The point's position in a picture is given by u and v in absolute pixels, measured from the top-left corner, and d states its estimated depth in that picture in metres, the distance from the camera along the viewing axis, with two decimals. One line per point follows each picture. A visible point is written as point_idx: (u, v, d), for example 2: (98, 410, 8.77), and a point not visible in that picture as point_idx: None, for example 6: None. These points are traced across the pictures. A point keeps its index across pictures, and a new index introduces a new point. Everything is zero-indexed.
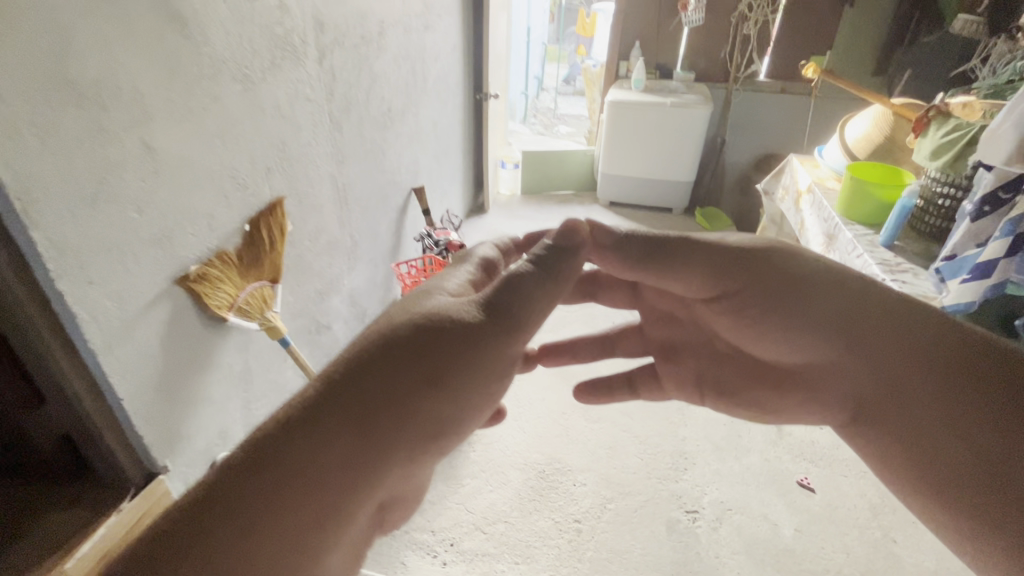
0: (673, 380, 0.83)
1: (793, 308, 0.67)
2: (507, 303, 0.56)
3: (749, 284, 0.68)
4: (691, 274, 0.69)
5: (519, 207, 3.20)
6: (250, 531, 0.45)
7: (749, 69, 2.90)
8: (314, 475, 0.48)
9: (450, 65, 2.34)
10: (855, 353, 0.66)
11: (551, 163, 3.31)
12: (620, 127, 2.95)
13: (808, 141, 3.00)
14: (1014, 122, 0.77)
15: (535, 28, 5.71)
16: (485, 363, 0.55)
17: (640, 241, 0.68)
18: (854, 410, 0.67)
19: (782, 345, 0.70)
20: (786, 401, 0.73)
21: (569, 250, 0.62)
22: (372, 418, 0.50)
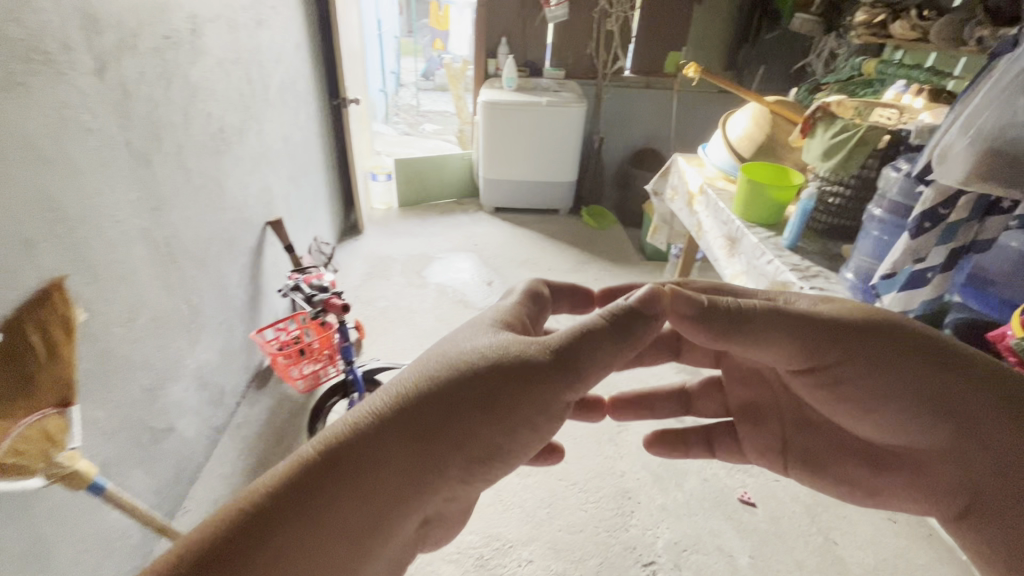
0: (756, 446, 0.78)
1: (887, 384, 0.59)
2: (573, 352, 0.58)
3: (839, 356, 0.61)
4: (775, 347, 0.62)
5: (399, 222, 2.89)
6: (311, 531, 0.49)
7: (616, 65, 2.91)
8: (373, 486, 0.53)
9: (296, 68, 1.95)
10: (963, 439, 0.56)
11: (428, 171, 3.04)
12: (497, 129, 2.77)
13: (675, 134, 3.12)
14: (968, 143, 0.70)
15: (385, 20, 5.29)
16: (537, 401, 0.58)
17: (722, 316, 0.60)
18: (964, 504, 0.57)
19: (877, 423, 0.63)
20: (882, 482, 0.65)
21: (650, 320, 0.60)
22: (434, 437, 0.55)
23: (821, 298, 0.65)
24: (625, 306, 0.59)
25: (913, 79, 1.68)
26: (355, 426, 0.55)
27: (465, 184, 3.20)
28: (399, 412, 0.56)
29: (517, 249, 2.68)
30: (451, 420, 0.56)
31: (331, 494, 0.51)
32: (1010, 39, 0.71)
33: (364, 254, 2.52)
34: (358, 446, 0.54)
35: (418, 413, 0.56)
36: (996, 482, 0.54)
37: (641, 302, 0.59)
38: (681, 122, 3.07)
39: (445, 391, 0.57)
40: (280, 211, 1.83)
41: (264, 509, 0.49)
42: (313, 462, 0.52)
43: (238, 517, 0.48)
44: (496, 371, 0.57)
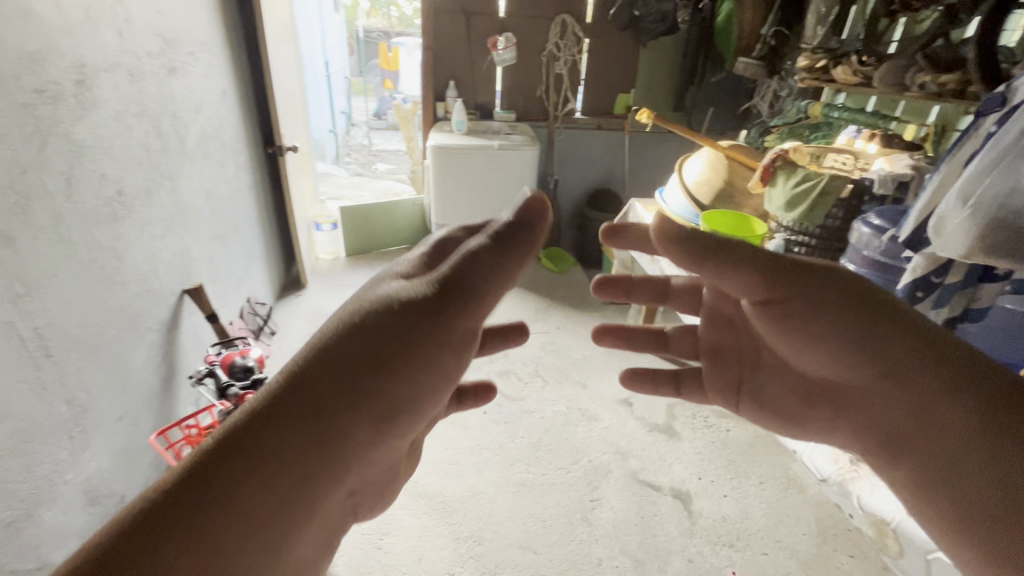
0: (712, 391, 0.64)
1: (838, 320, 0.49)
2: (455, 284, 0.44)
3: (803, 292, 0.50)
4: (748, 284, 0.50)
5: (347, 273, 2.70)
6: (205, 524, 0.39)
7: (567, 107, 2.89)
8: (270, 468, 0.41)
9: (221, 117, 1.78)
10: (890, 377, 0.48)
11: (376, 217, 2.88)
12: (448, 174, 2.67)
13: (629, 173, 3.09)
14: (971, 216, 0.61)
15: (334, 61, 5.20)
16: (428, 345, 0.45)
17: (702, 242, 0.47)
18: (890, 438, 0.50)
19: (827, 362, 0.52)
20: (822, 422, 0.56)
21: (529, 231, 0.46)
22: (322, 403, 0.43)
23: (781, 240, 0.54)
24: (500, 226, 0.46)
25: (859, 122, 1.70)
26: (239, 419, 0.42)
27: (418, 229, 3.06)
28: (285, 387, 0.43)
29: None
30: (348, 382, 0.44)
31: (226, 493, 0.40)
32: (998, 95, 0.64)
33: (307, 311, 2.32)
34: (243, 432, 0.41)
35: (314, 380, 0.43)
36: (925, 422, 0.47)
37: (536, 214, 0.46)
38: (633, 162, 3.06)
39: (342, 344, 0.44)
40: (202, 275, 1.63)
41: (138, 531, 0.38)
42: (208, 458, 0.41)
43: (121, 533, 0.38)
44: (400, 324, 0.44)
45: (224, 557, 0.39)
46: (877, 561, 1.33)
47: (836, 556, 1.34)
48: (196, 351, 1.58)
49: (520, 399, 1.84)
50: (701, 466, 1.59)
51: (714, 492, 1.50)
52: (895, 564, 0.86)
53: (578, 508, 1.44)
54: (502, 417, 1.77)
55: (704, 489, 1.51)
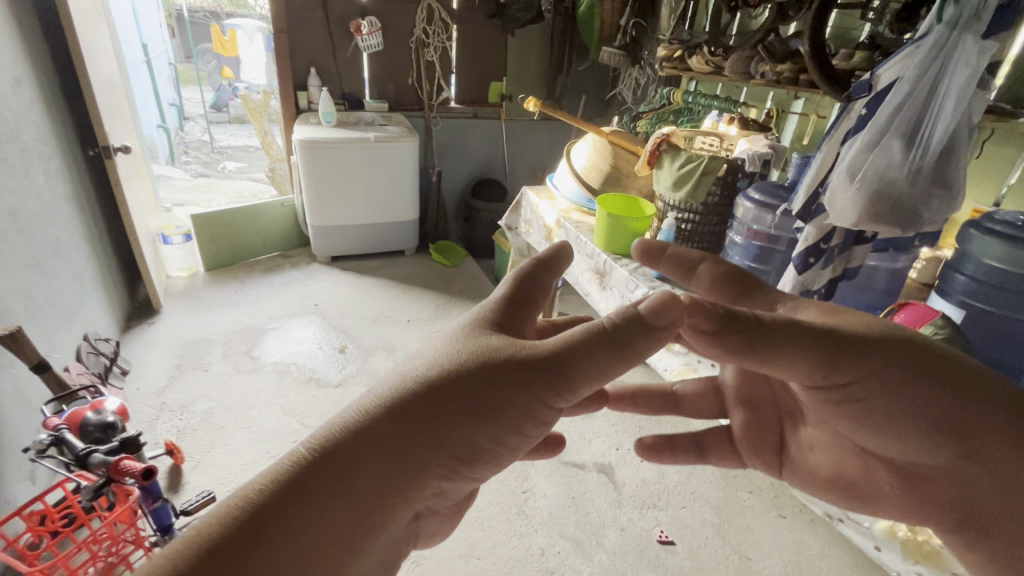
0: (750, 451, 0.70)
1: (908, 403, 0.50)
2: (565, 363, 0.50)
3: (864, 374, 0.50)
4: (799, 369, 0.50)
5: (211, 290, 2.35)
6: (292, 528, 0.43)
7: (441, 96, 2.81)
8: (341, 499, 0.46)
9: (15, 111, 1.40)
10: (976, 462, 0.49)
11: (238, 223, 2.53)
12: (320, 170, 2.44)
13: (509, 160, 3.12)
14: (859, 189, 0.77)
15: (154, 44, 4.45)
16: (522, 407, 0.51)
17: (743, 327, 0.47)
18: (961, 512, 0.53)
19: (885, 437, 0.54)
20: (881, 491, 0.58)
21: (653, 331, 0.50)
22: (415, 431, 0.49)
23: (825, 308, 0.54)
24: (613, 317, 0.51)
25: (715, 107, 1.88)
26: (335, 434, 0.48)
27: (291, 232, 2.77)
28: (378, 413, 0.49)
29: (366, 302, 2.37)
30: (416, 440, 0.49)
31: (312, 501, 0.45)
32: (865, 83, 0.79)
33: (166, 339, 1.97)
34: (341, 451, 0.47)
35: (395, 419, 0.49)
36: (1005, 495, 0.49)
37: (650, 313, 0.50)
38: (511, 150, 3.09)
39: (418, 398, 0.50)
40: (13, 315, 1.28)
41: (232, 531, 0.42)
42: (301, 468, 0.46)
43: (229, 526, 0.42)
44: (502, 380, 0.51)
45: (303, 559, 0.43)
46: (770, 492, 1.51)
47: (739, 495, 1.50)
48: (23, 412, 1.25)
49: None
50: (617, 437, 1.68)
51: (633, 459, 1.59)
52: (802, 494, 0.99)
53: (512, 504, 1.42)
54: None
55: (623, 459, 1.60)
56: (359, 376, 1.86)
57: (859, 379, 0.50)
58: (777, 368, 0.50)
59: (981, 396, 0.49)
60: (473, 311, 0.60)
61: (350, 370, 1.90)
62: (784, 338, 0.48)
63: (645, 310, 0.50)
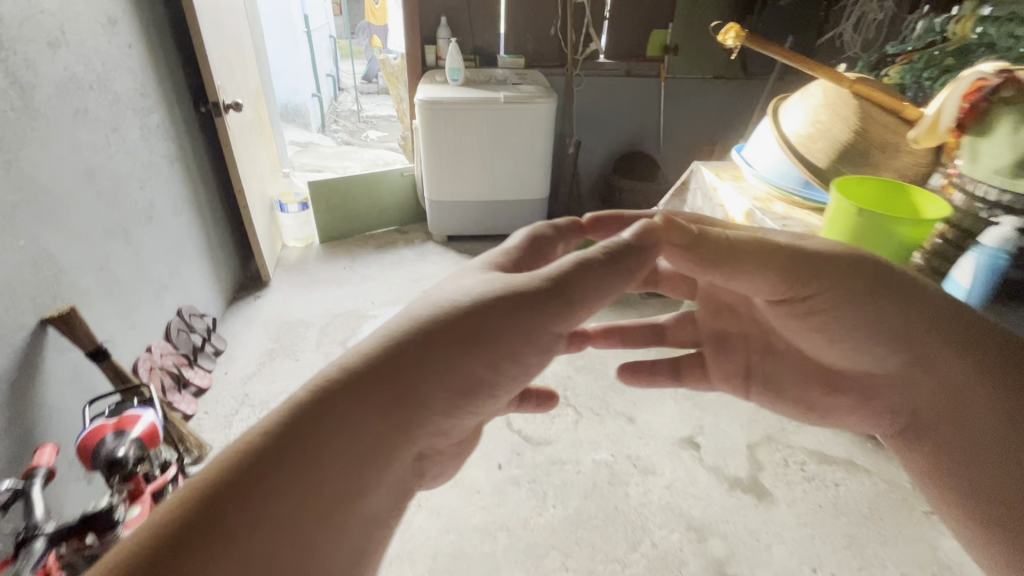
0: (720, 374, 0.68)
1: (856, 315, 0.55)
2: (569, 286, 0.48)
3: (827, 288, 0.54)
4: (767, 281, 0.55)
5: (322, 266, 2.18)
6: (277, 500, 0.36)
7: (589, 48, 2.30)
8: (335, 459, 0.39)
9: (105, 56, 1.23)
10: (916, 365, 0.55)
11: (355, 193, 2.33)
12: (441, 136, 2.11)
13: (665, 130, 2.51)
14: None
15: (314, 15, 4.55)
16: (524, 336, 0.47)
17: (711, 245, 0.53)
18: (905, 417, 0.58)
19: (849, 349, 0.58)
20: (838, 404, 0.61)
21: (645, 256, 0.51)
22: (401, 375, 0.42)
23: (796, 234, 0.57)
24: (609, 243, 0.50)
25: None
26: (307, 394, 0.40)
27: (408, 206, 2.51)
28: (356, 374, 0.41)
29: None
30: (403, 383, 0.42)
31: (296, 466, 0.37)
32: None
33: (266, 318, 1.81)
34: (329, 404, 0.39)
35: (380, 387, 0.42)
36: (942, 400, 0.55)
37: (635, 239, 0.51)
38: (668, 117, 2.48)
39: (414, 347, 0.43)
40: (83, 291, 1.13)
41: (193, 525, 0.34)
42: (277, 435, 0.38)
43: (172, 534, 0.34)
44: (513, 312, 0.46)
45: (310, 528, 0.38)
46: None
47: None
48: (78, 403, 1.09)
49: (546, 443, 1.35)
50: (812, 550, 1.12)
51: None
52: None
53: None
54: (522, 474, 1.28)
55: None
56: None
57: (818, 288, 0.55)
58: (741, 279, 0.55)
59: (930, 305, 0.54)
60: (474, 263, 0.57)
61: None
62: (743, 246, 0.53)
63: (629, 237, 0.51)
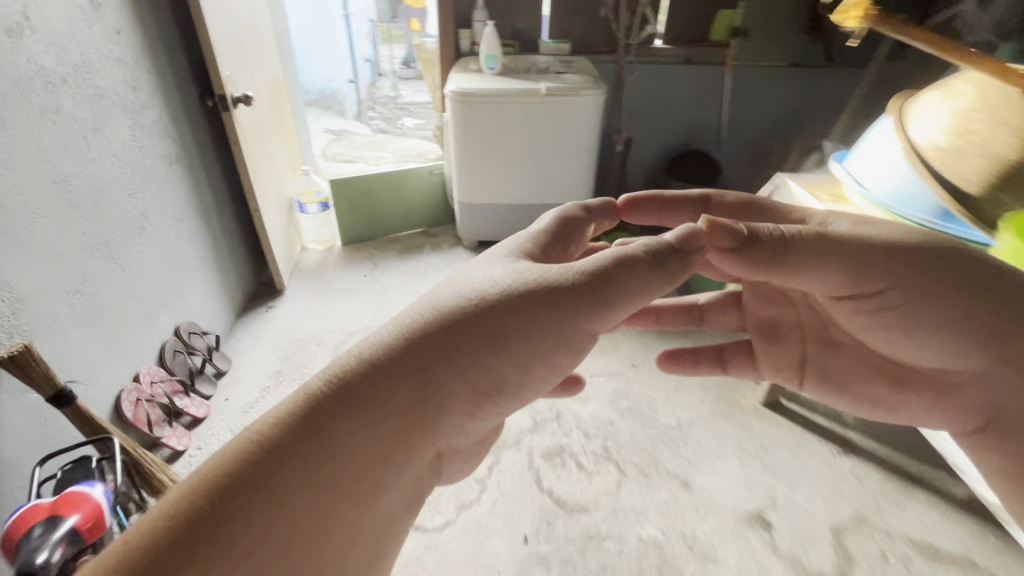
0: (771, 367, 0.75)
1: (940, 309, 0.55)
2: (608, 285, 0.49)
3: (896, 284, 0.55)
4: (829, 275, 0.55)
5: (341, 272, 2.01)
6: (317, 472, 0.40)
7: (644, 31, 2.01)
8: (356, 428, 0.42)
9: (86, 44, 1.07)
10: (999, 364, 0.56)
11: (380, 191, 2.15)
12: (474, 131, 1.89)
13: (728, 126, 2.20)
14: None
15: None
16: (564, 333, 0.49)
17: (764, 244, 0.52)
18: (986, 417, 0.60)
19: (918, 349, 0.60)
20: (907, 400, 0.65)
21: (686, 259, 0.51)
22: (450, 355, 0.46)
23: (864, 223, 0.59)
24: (653, 245, 0.51)
25: None
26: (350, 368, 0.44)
27: (437, 206, 2.30)
28: (395, 352, 0.45)
29: None
30: (455, 361, 0.46)
31: (335, 439, 0.41)
32: None
33: (277, 334, 1.66)
34: (364, 380, 0.43)
35: (435, 345, 0.46)
36: (1021, 398, 0.56)
37: (679, 241, 0.51)
38: (733, 111, 2.17)
39: (462, 327, 0.47)
40: (50, 322, 0.97)
41: (238, 480, 0.37)
42: (314, 407, 0.42)
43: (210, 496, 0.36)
44: (563, 302, 0.48)
45: (327, 497, 0.40)
46: None
47: None
48: (40, 453, 0.94)
49: (581, 511, 1.14)
50: None
51: None
52: None
53: None
54: (552, 551, 1.07)
55: None
56: None
57: (891, 280, 0.55)
58: (809, 276, 0.55)
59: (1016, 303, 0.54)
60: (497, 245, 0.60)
61: None
62: (811, 245, 0.54)
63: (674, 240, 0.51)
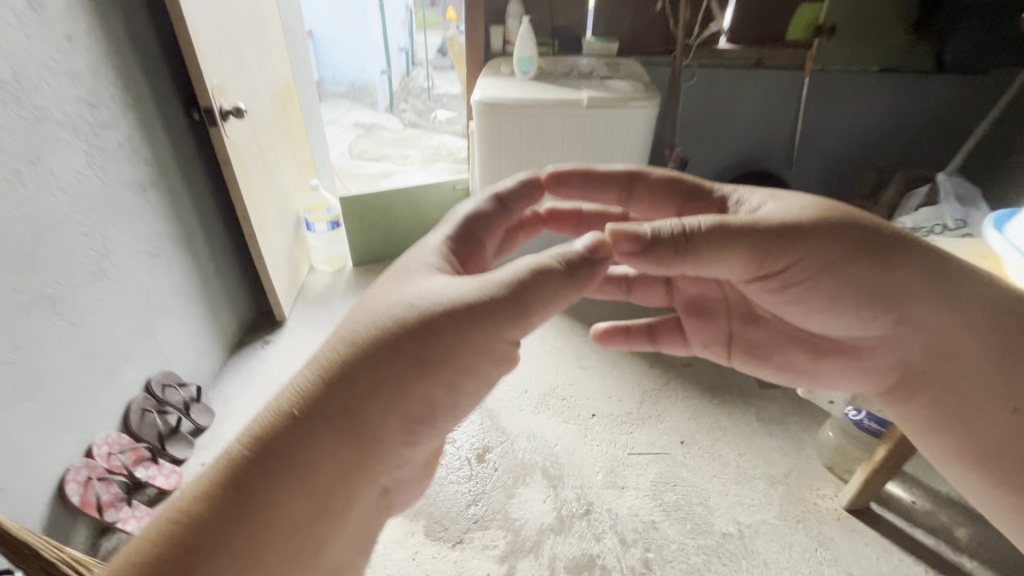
0: (699, 340, 0.84)
1: (844, 281, 0.64)
2: (526, 298, 0.50)
3: (797, 263, 0.65)
4: (731, 263, 0.66)
5: (351, 300, 1.81)
6: (290, 483, 0.43)
7: (708, 30, 1.70)
8: (331, 437, 0.45)
9: (24, 59, 0.87)
10: (901, 326, 0.66)
11: (397, 209, 1.93)
12: (503, 146, 1.63)
13: (802, 142, 1.87)
14: None
15: None
16: (481, 348, 0.51)
17: (672, 244, 0.64)
18: (901, 373, 0.70)
19: (834, 318, 0.70)
20: (828, 365, 0.75)
21: (598, 266, 0.53)
22: (392, 360, 0.48)
23: (780, 205, 0.67)
24: (566, 258, 0.51)
25: None
26: (315, 373, 0.47)
27: None
28: (353, 358, 0.47)
29: (535, 356, 1.53)
30: (390, 360, 0.48)
31: (299, 455, 0.44)
32: None
33: (270, 379, 1.46)
34: (330, 388, 0.46)
35: (370, 355, 0.48)
36: (941, 356, 0.66)
37: (587, 251, 0.52)
38: (808, 124, 1.84)
39: (396, 333, 0.48)
40: None
41: (224, 509, 0.41)
42: (280, 419, 0.45)
43: (204, 503, 0.41)
44: (467, 319, 0.49)
45: (296, 500, 0.43)
46: None
47: None
48: None
49: None
50: None
51: None
52: None
53: None
54: None
55: None
56: (492, 536, 1.10)
57: (791, 262, 0.65)
58: (709, 263, 0.66)
59: (928, 267, 0.65)
60: (418, 247, 0.63)
61: (480, 514, 1.14)
62: (710, 236, 0.64)
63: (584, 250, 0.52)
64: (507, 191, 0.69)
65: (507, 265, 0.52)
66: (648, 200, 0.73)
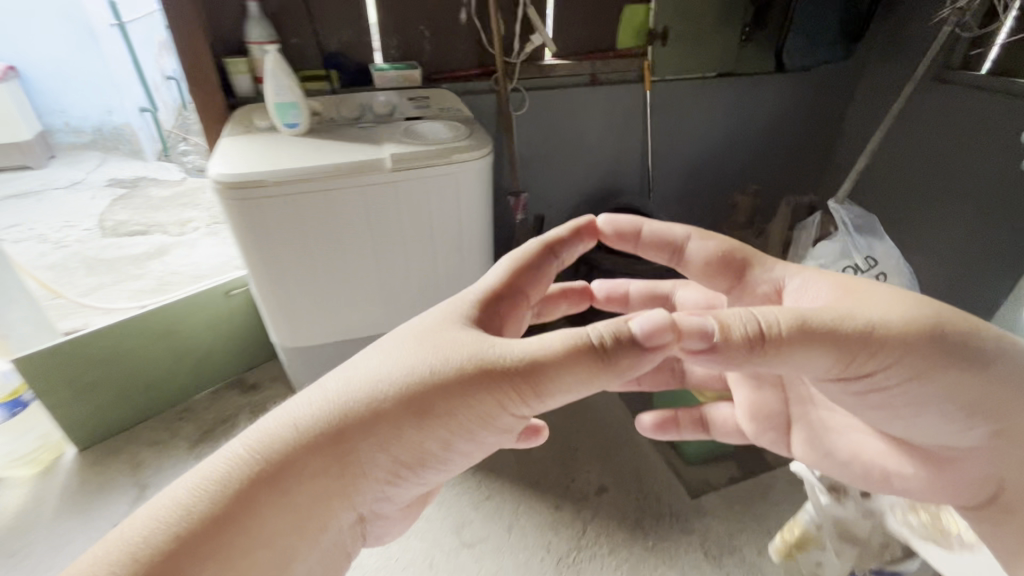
0: (752, 426, 0.74)
1: (929, 386, 0.49)
2: (543, 373, 0.49)
3: (889, 363, 0.47)
4: (803, 361, 0.47)
5: (76, 530, 1.10)
6: (289, 499, 0.47)
7: (530, 45, 1.32)
8: (324, 463, 0.48)
9: None
10: (998, 441, 0.51)
11: (139, 350, 1.24)
12: (275, 242, 1.06)
13: (655, 165, 1.62)
14: None
15: None
16: (481, 413, 0.51)
17: (741, 337, 0.45)
18: (992, 494, 0.54)
19: (910, 425, 0.54)
20: (903, 472, 0.60)
21: (639, 355, 0.47)
22: (430, 410, 0.50)
23: (850, 291, 0.52)
24: (598, 338, 0.48)
25: None
26: (385, 400, 0.50)
27: (255, 337, 1.45)
28: (398, 404, 0.49)
29: (397, 550, 1.04)
30: (425, 413, 0.50)
31: (306, 483, 0.48)
32: None
33: None
34: (375, 422, 0.49)
35: (414, 403, 0.50)
36: None
37: (642, 336, 0.47)
38: (659, 142, 1.58)
39: (443, 392, 0.50)
40: None
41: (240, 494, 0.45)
42: (314, 439, 0.48)
43: (223, 494, 0.45)
44: (484, 387, 0.50)
45: (282, 527, 0.47)
46: None
47: None
48: None
49: None
50: None
51: None
52: None
53: None
54: None
55: None
56: None
57: (882, 359, 0.47)
58: (781, 368, 0.46)
59: None
60: (469, 288, 0.61)
61: None
62: (779, 339, 0.45)
63: (639, 333, 0.47)
64: (564, 237, 0.66)
65: (562, 334, 0.49)
66: (701, 274, 0.64)
